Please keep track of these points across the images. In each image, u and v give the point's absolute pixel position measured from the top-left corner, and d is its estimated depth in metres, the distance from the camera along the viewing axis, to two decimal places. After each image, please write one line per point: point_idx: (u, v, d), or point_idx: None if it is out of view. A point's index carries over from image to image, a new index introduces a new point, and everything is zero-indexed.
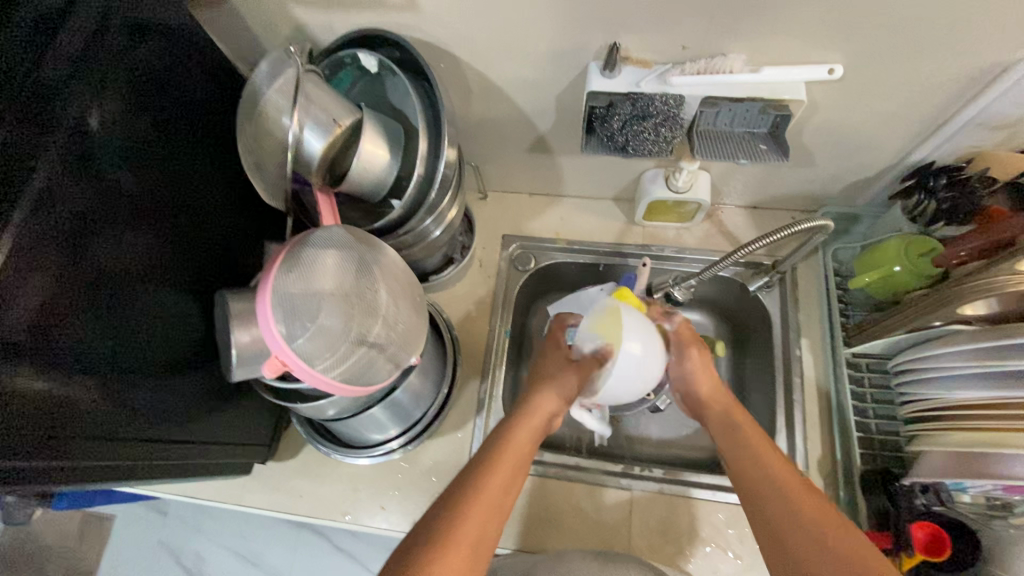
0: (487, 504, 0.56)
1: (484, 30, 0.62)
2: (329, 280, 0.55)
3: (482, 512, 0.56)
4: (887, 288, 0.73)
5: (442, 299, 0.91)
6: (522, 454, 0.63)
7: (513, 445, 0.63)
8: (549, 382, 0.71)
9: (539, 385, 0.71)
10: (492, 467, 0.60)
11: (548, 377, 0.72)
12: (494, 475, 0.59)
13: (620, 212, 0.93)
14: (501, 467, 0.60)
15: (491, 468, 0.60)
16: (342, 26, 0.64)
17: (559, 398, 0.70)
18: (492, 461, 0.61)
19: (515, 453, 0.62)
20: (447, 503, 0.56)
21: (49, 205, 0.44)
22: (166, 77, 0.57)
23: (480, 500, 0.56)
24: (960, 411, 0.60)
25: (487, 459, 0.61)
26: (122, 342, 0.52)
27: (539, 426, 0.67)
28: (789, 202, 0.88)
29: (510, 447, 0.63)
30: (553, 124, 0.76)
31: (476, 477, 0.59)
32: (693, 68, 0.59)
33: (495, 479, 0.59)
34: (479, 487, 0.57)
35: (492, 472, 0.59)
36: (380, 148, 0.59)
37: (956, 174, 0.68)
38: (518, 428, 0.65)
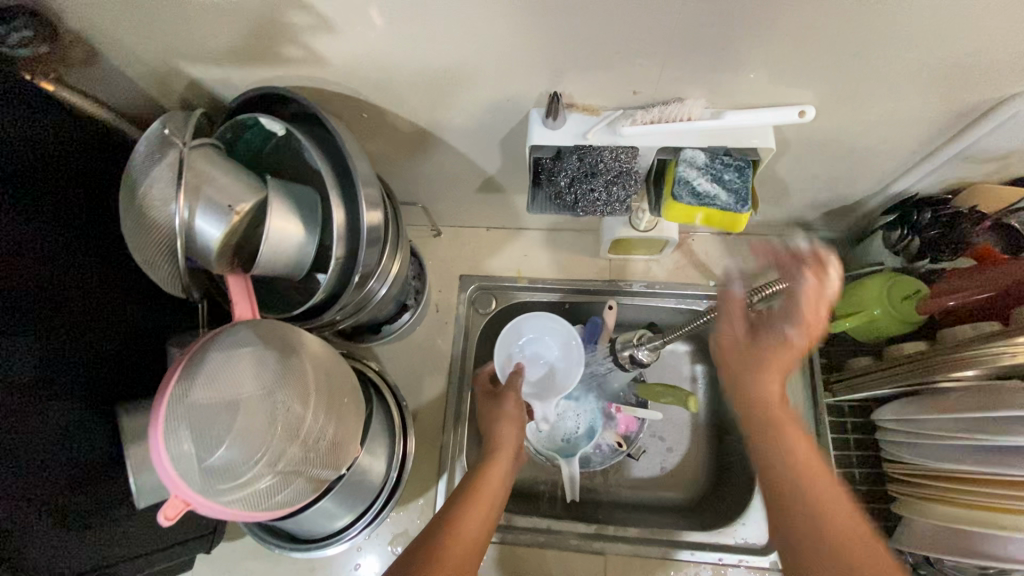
0: (462, 551, 0.54)
1: (408, 80, 0.54)
2: (241, 391, 0.48)
3: (456, 558, 0.53)
4: (871, 333, 0.67)
5: (397, 350, 0.84)
6: (492, 497, 0.61)
7: (480, 490, 0.61)
8: (503, 416, 0.70)
9: (496, 419, 0.70)
10: (465, 508, 0.58)
11: (499, 413, 0.71)
12: (463, 517, 0.57)
13: (585, 244, 0.86)
14: (480, 499, 0.60)
15: (472, 500, 0.59)
16: (245, 80, 0.56)
17: (517, 429, 0.70)
18: (470, 494, 0.60)
19: (485, 496, 0.60)
20: (419, 552, 0.53)
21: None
22: (39, 154, 0.49)
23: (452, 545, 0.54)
24: (946, 482, 0.55)
25: (458, 504, 0.59)
26: (11, 476, 0.45)
27: (504, 466, 0.65)
28: (763, 229, 0.81)
29: (479, 491, 0.61)
30: (502, 166, 0.68)
31: (448, 521, 0.57)
32: (645, 117, 0.52)
33: (469, 522, 0.57)
34: (452, 533, 0.55)
35: (464, 516, 0.57)
36: (291, 224, 0.51)
37: (942, 209, 0.63)
38: (483, 473, 0.63)
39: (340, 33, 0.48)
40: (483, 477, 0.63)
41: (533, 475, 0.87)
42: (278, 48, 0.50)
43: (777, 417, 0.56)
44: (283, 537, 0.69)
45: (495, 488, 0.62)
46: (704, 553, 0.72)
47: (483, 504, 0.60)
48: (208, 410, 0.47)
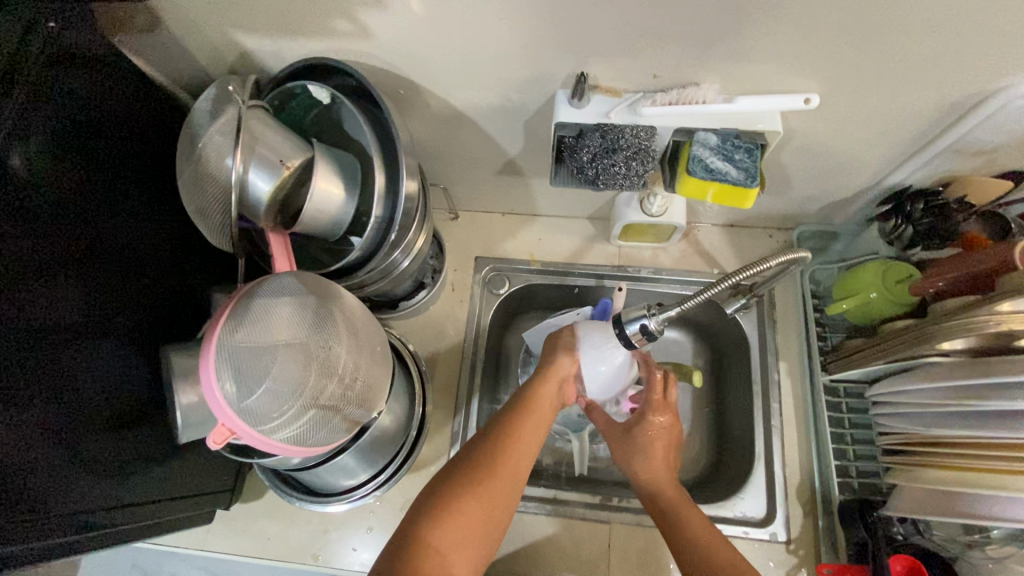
0: (516, 461, 0.58)
1: (445, 58, 0.58)
2: (281, 333, 0.51)
3: (506, 475, 0.57)
4: (864, 315, 0.73)
5: (413, 325, 0.87)
6: (546, 412, 0.63)
7: (537, 402, 0.63)
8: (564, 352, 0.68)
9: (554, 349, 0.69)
10: (518, 425, 0.60)
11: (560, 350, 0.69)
12: (519, 433, 0.60)
13: (595, 231, 0.91)
14: (534, 416, 0.62)
15: (523, 415, 0.61)
16: (292, 53, 0.60)
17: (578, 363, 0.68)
18: (515, 416, 0.61)
19: (540, 411, 0.63)
20: (475, 455, 0.58)
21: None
22: (102, 110, 0.53)
23: (509, 459, 0.58)
24: (939, 448, 0.59)
25: (512, 419, 0.61)
26: (61, 404, 0.48)
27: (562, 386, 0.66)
28: (765, 221, 0.86)
29: (535, 407, 0.63)
30: (524, 148, 0.73)
31: (501, 437, 0.59)
32: (664, 99, 0.57)
33: (526, 434, 0.60)
34: (509, 445, 0.59)
35: (521, 426, 0.60)
36: (333, 186, 0.55)
37: (934, 200, 0.67)
38: (540, 391, 0.64)
39: (388, 10, 0.53)
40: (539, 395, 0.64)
41: (540, 453, 0.90)
42: (328, 22, 0.55)
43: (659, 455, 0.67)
44: (303, 491, 0.71)
45: (550, 403, 0.64)
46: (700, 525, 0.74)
47: (535, 421, 0.62)
48: (252, 350, 0.50)
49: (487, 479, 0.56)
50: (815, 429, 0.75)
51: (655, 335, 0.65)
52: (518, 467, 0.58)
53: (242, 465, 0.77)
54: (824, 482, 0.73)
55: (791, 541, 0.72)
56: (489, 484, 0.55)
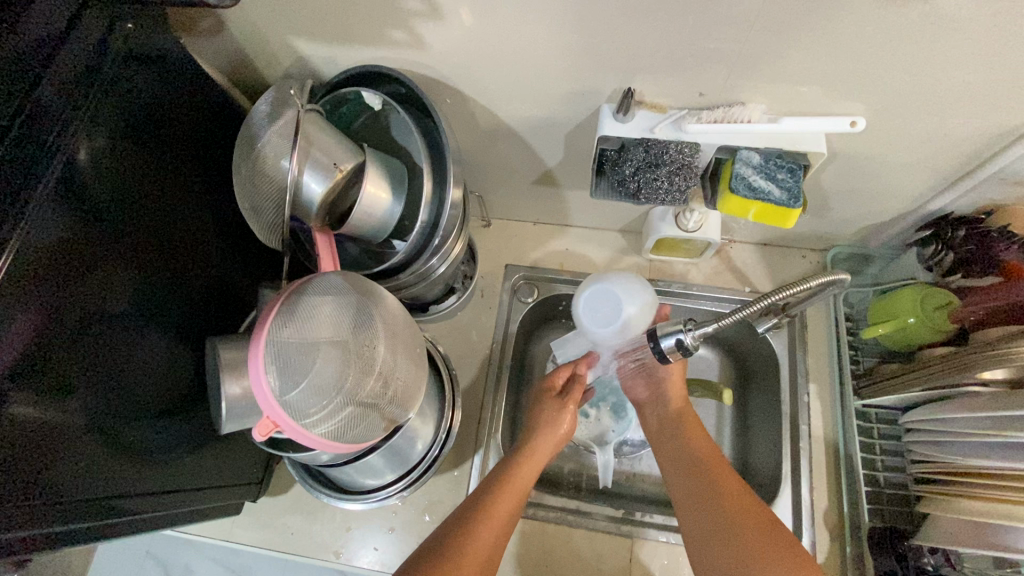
0: (492, 529, 0.60)
1: (494, 69, 0.59)
2: (323, 331, 0.52)
3: (482, 550, 0.58)
4: (900, 341, 0.72)
5: (442, 329, 0.88)
6: (522, 489, 0.65)
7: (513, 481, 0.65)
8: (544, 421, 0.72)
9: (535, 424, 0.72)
10: (493, 499, 0.62)
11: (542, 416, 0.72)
12: (494, 506, 0.61)
13: (627, 244, 0.91)
14: (510, 490, 0.64)
15: (501, 490, 0.63)
16: (346, 60, 0.62)
17: (555, 436, 0.71)
18: (497, 490, 0.63)
19: (515, 487, 0.64)
20: (453, 533, 0.59)
21: (22, 242, 0.41)
22: (163, 105, 0.55)
23: (486, 528, 0.59)
24: (983, 478, 0.57)
25: (490, 492, 0.63)
26: (103, 391, 0.49)
27: (537, 467, 0.68)
28: (799, 241, 0.85)
29: (510, 483, 0.65)
30: (562, 160, 0.74)
31: (479, 510, 0.61)
32: (709, 117, 0.57)
33: (499, 509, 0.62)
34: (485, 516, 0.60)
35: (496, 500, 0.62)
36: (382, 191, 0.56)
37: (976, 226, 0.66)
38: (514, 469, 0.66)
39: (443, 22, 0.54)
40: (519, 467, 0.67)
41: (562, 464, 0.89)
42: (385, 32, 0.57)
43: (690, 427, 0.71)
44: (330, 487, 0.72)
45: (524, 481, 0.66)
46: None
47: (512, 488, 0.64)
48: (292, 349, 0.51)
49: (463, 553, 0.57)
50: (845, 454, 0.74)
51: (689, 350, 0.64)
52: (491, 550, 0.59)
53: (271, 458, 0.78)
54: (852, 508, 0.72)
55: None
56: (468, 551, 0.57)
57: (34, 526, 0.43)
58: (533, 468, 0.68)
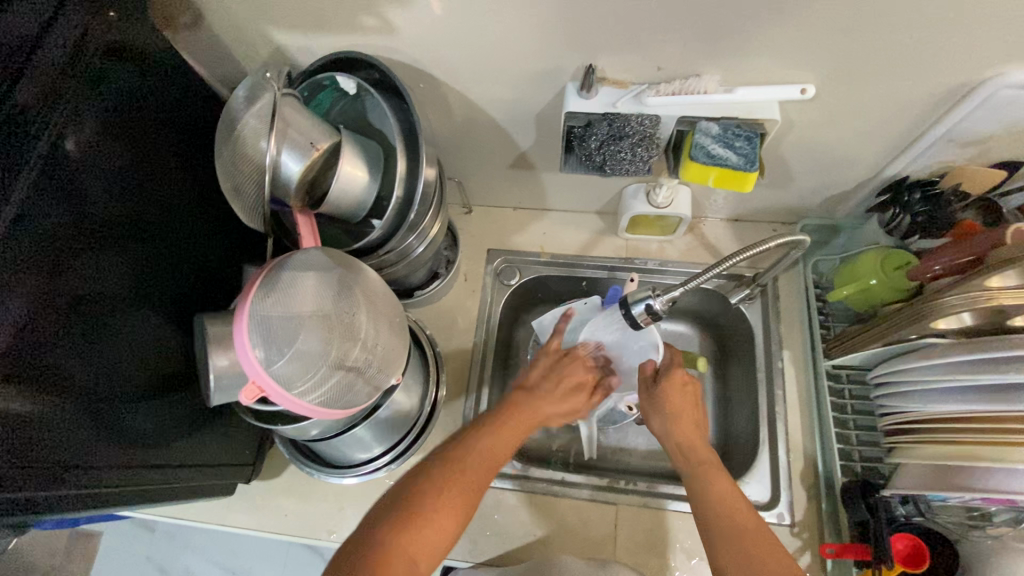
0: (479, 466, 0.62)
1: (463, 51, 0.62)
2: (308, 302, 0.55)
3: (466, 481, 0.60)
4: (864, 301, 0.75)
5: (428, 313, 0.90)
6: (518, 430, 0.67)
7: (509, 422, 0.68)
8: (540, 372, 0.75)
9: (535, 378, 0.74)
10: (489, 434, 0.65)
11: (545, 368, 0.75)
12: (487, 442, 0.64)
13: (604, 225, 0.94)
14: (505, 430, 0.66)
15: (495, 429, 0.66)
16: (321, 48, 0.65)
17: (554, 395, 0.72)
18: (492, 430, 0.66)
19: (511, 427, 0.67)
20: (443, 461, 0.61)
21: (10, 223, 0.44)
22: (145, 96, 0.57)
23: (475, 460, 0.62)
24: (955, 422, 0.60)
25: (485, 428, 0.66)
26: (98, 368, 0.52)
27: (539, 415, 0.70)
28: (769, 215, 0.88)
29: (508, 423, 0.67)
30: (535, 142, 0.77)
31: (472, 441, 0.64)
32: (668, 89, 0.60)
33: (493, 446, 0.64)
34: (479, 447, 0.63)
35: (494, 437, 0.65)
36: (358, 169, 0.58)
37: (929, 188, 0.70)
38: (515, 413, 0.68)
39: (411, 6, 0.57)
40: (513, 415, 0.68)
41: (550, 441, 0.91)
42: (357, 18, 0.59)
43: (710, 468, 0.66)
44: (321, 464, 0.74)
45: (525, 422, 0.69)
46: None
47: (482, 461, 0.62)
48: (279, 318, 0.54)
49: (451, 478, 0.59)
50: (818, 415, 0.77)
51: (660, 314, 0.68)
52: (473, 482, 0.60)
53: (263, 442, 0.80)
54: (828, 466, 0.74)
55: (795, 525, 0.73)
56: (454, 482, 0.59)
57: (26, 489, 0.45)
58: (533, 416, 0.69)
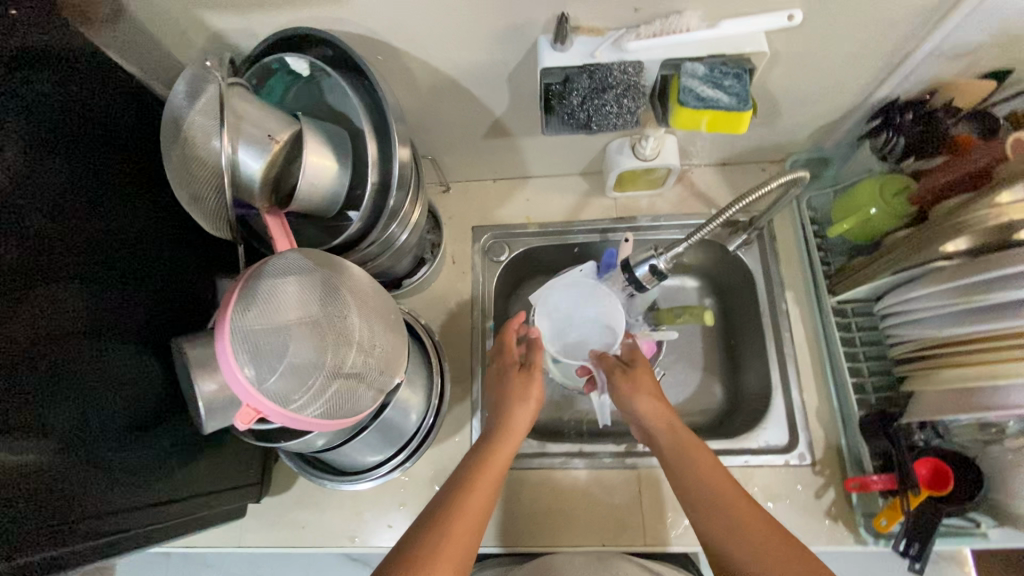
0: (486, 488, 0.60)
1: (420, 11, 0.56)
2: (292, 310, 0.50)
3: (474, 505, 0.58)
4: (865, 232, 0.73)
5: (419, 301, 0.86)
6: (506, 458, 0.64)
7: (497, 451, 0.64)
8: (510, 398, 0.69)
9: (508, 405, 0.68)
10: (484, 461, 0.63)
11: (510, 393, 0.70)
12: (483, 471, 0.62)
13: (589, 186, 0.90)
14: (495, 457, 0.63)
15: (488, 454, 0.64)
16: (264, 27, 0.58)
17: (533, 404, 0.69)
18: (482, 461, 0.63)
19: (499, 455, 0.64)
20: (449, 492, 0.60)
21: None
22: (73, 106, 0.51)
23: (478, 483, 0.60)
24: (974, 342, 0.59)
25: (479, 454, 0.64)
26: (69, 409, 0.47)
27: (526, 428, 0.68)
28: (757, 155, 0.86)
29: (493, 452, 0.64)
30: (509, 106, 0.72)
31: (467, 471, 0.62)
32: (649, 31, 0.56)
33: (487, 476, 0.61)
34: (477, 472, 0.62)
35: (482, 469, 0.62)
36: (325, 158, 0.53)
37: (922, 107, 0.67)
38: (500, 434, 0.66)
39: None
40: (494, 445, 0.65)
41: (562, 414, 0.90)
42: None
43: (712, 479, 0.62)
44: (332, 472, 0.71)
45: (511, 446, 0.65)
46: (730, 457, 0.75)
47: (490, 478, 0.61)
48: (266, 333, 0.49)
49: (462, 505, 0.58)
50: (826, 352, 0.76)
51: (664, 274, 0.69)
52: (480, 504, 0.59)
53: (267, 457, 0.77)
54: (841, 401, 0.74)
55: (816, 464, 0.73)
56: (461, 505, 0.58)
57: (21, 555, 0.41)
58: (514, 437, 0.66)
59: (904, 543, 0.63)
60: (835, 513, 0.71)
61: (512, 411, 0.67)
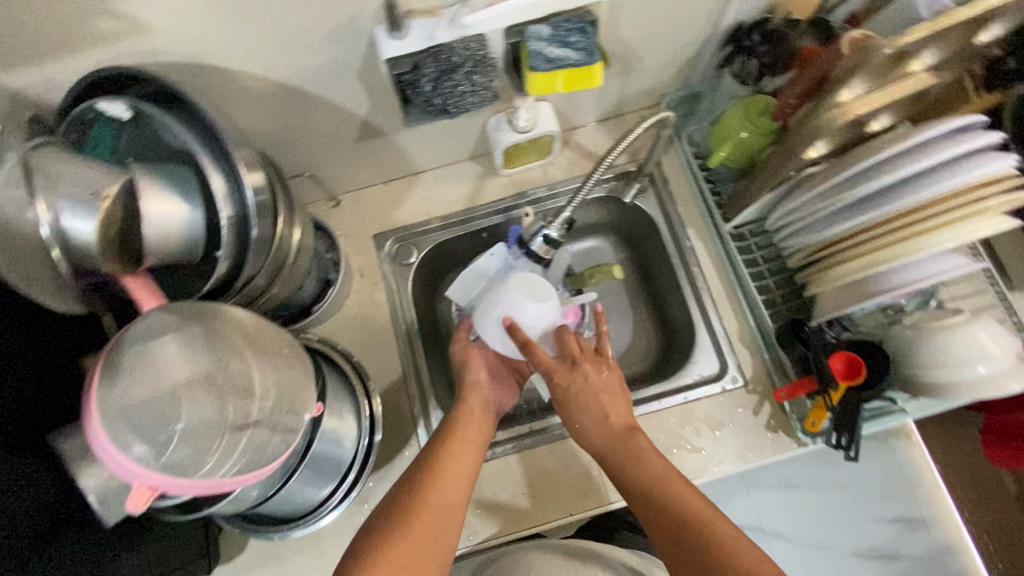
0: (450, 475, 0.62)
1: (239, 24, 0.52)
2: (177, 370, 0.47)
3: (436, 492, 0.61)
4: (742, 156, 0.75)
5: (336, 324, 0.82)
6: (471, 437, 0.67)
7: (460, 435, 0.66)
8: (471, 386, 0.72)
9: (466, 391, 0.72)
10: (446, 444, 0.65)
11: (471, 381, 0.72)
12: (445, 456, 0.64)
13: (482, 168, 0.88)
14: (455, 438, 0.66)
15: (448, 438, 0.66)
16: (67, 74, 0.52)
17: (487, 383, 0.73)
18: (443, 445, 0.65)
19: (464, 437, 0.66)
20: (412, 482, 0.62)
21: None
22: None
23: (437, 472, 0.62)
24: (856, 235, 0.63)
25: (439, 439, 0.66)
26: None
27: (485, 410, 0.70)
28: (633, 103, 0.87)
29: (456, 434, 0.66)
30: (372, 106, 0.69)
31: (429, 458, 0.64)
32: (482, 2, 0.53)
33: (450, 460, 0.64)
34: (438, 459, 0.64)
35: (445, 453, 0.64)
36: (171, 202, 0.48)
37: (766, 27, 0.69)
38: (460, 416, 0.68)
39: None
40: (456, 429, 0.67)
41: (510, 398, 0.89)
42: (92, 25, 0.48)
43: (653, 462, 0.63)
44: (280, 522, 0.68)
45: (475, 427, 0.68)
46: (670, 398, 0.77)
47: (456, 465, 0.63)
48: (151, 404, 0.46)
49: (422, 497, 0.60)
50: (735, 277, 0.79)
51: (559, 241, 0.74)
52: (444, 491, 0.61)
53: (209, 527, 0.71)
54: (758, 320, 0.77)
55: (748, 383, 0.77)
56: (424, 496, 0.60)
57: None
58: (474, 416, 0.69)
59: (837, 436, 0.67)
60: (774, 425, 0.74)
61: (463, 405, 0.70)
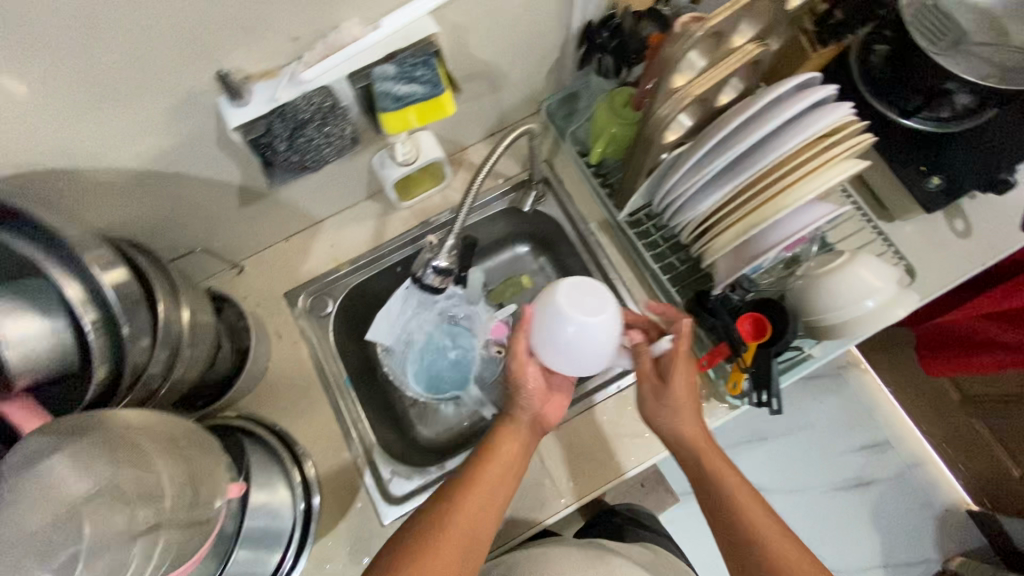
0: (475, 502, 0.63)
1: (69, 123, 0.51)
2: (72, 492, 0.45)
3: (465, 520, 0.62)
4: (618, 151, 0.78)
5: (262, 391, 0.80)
6: (503, 460, 0.67)
7: (494, 453, 0.67)
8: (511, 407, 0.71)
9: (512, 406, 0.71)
10: (477, 468, 0.65)
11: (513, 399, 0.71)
12: (478, 478, 0.65)
13: (381, 205, 0.89)
14: (488, 460, 0.66)
15: (481, 462, 0.66)
16: None
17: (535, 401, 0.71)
18: (476, 467, 0.66)
19: (496, 457, 0.67)
20: (438, 505, 0.63)
21: None
22: None
23: (468, 496, 0.63)
24: (732, 202, 0.66)
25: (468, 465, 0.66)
26: None
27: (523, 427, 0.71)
28: (514, 114, 0.88)
29: (489, 454, 0.67)
30: (246, 171, 0.68)
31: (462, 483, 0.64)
32: (315, 56, 0.55)
33: (483, 481, 0.65)
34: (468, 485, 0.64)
35: (478, 476, 0.65)
36: (24, 320, 0.46)
37: (611, 23, 0.73)
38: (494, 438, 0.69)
39: None
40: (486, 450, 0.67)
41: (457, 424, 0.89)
42: None
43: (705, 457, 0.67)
44: None
45: (506, 447, 0.68)
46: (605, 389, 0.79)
47: (483, 496, 0.64)
48: (40, 534, 0.43)
49: (442, 527, 0.61)
50: (641, 262, 0.82)
51: (449, 270, 0.76)
52: (472, 519, 0.62)
53: None
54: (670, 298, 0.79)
55: None
56: (448, 521, 0.61)
57: None
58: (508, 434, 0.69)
59: (757, 395, 0.70)
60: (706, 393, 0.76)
61: (509, 422, 0.70)
